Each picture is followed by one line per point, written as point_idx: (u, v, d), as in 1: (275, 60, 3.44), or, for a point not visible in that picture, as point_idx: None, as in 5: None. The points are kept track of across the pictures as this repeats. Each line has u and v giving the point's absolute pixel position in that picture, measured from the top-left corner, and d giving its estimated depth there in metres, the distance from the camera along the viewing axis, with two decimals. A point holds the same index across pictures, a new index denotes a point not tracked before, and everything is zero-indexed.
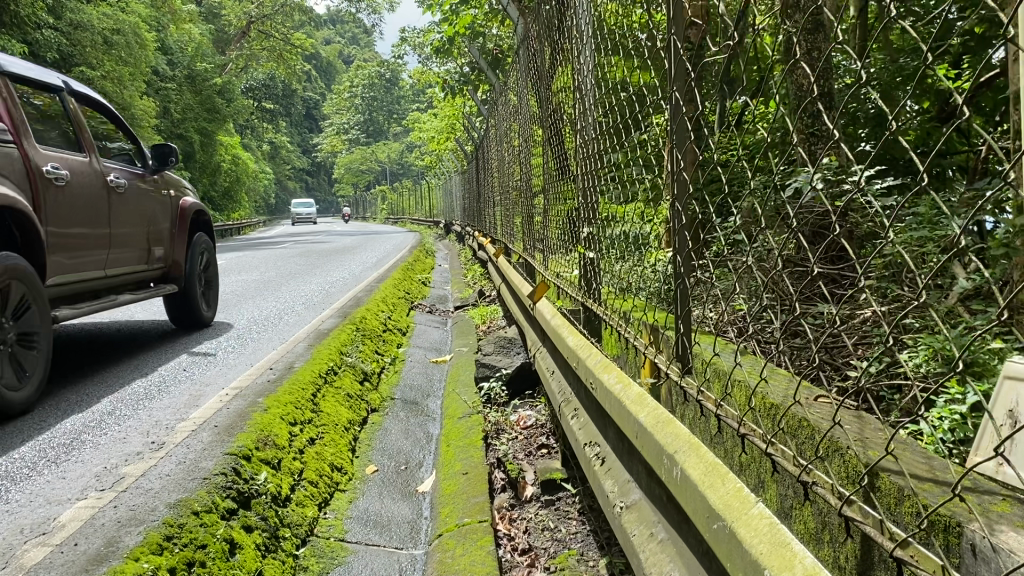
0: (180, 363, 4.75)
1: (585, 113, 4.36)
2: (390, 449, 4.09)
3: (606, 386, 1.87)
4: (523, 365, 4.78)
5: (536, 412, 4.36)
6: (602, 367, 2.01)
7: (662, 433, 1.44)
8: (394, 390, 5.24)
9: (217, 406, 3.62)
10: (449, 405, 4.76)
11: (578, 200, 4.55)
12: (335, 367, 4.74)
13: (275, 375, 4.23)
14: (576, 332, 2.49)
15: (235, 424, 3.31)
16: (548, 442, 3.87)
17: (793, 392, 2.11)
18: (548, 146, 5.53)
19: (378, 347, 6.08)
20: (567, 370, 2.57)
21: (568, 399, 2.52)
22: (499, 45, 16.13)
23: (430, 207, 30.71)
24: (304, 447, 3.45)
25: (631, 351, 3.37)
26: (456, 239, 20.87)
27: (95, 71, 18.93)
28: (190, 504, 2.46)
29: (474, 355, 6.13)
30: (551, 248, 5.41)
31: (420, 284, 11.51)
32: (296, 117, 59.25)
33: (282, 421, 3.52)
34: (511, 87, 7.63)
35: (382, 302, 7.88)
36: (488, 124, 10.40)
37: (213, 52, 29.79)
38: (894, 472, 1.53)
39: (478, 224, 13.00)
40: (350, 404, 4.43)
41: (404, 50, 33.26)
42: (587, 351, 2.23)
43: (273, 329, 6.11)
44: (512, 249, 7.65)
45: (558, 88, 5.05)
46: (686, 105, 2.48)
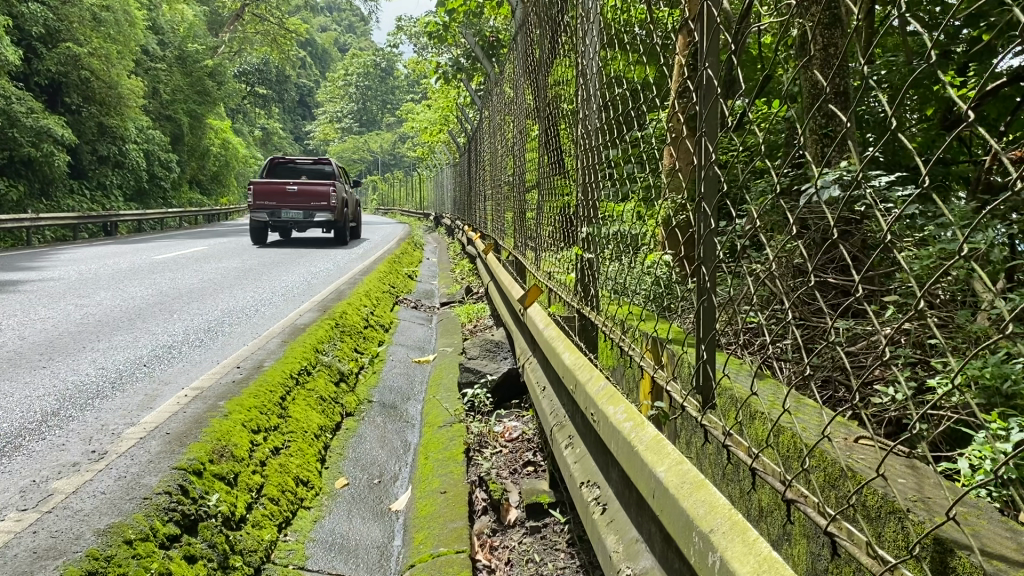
0: (140, 357, 4.42)
1: (583, 105, 4.03)
2: (363, 460, 3.77)
3: (610, 421, 1.56)
4: (510, 372, 4.47)
5: (522, 423, 4.04)
6: (605, 396, 1.70)
7: (690, 499, 1.14)
8: (372, 392, 4.92)
9: (171, 410, 3.31)
10: (429, 411, 4.44)
11: (574, 197, 4.22)
12: (308, 367, 4.41)
13: (240, 374, 3.91)
14: (573, 347, 2.18)
15: (190, 432, 2.99)
16: (535, 459, 3.56)
17: (829, 431, 1.80)
18: (543, 137, 5.21)
19: (357, 345, 5.74)
20: (561, 389, 2.25)
21: (561, 424, 2.21)
22: (495, 35, 15.84)
23: (420, 199, 30.36)
24: (266, 458, 3.14)
25: (629, 365, 3.03)
26: (445, 233, 20.50)
27: (81, 48, 18.52)
28: (123, 531, 2.14)
29: (458, 356, 5.81)
30: (543, 247, 5.08)
31: (407, 277, 11.17)
32: (288, 103, 58.79)
33: (243, 428, 3.19)
34: (506, 77, 7.31)
35: (365, 296, 7.53)
36: (482, 115, 10.07)
37: (205, 34, 29.30)
38: (978, 554, 1.21)
39: (468, 219, 12.66)
40: (323, 408, 4.11)
41: (400, 40, 32.82)
42: (587, 371, 1.92)
43: (247, 322, 5.77)
44: (502, 246, 7.34)
45: (556, 76, 4.73)
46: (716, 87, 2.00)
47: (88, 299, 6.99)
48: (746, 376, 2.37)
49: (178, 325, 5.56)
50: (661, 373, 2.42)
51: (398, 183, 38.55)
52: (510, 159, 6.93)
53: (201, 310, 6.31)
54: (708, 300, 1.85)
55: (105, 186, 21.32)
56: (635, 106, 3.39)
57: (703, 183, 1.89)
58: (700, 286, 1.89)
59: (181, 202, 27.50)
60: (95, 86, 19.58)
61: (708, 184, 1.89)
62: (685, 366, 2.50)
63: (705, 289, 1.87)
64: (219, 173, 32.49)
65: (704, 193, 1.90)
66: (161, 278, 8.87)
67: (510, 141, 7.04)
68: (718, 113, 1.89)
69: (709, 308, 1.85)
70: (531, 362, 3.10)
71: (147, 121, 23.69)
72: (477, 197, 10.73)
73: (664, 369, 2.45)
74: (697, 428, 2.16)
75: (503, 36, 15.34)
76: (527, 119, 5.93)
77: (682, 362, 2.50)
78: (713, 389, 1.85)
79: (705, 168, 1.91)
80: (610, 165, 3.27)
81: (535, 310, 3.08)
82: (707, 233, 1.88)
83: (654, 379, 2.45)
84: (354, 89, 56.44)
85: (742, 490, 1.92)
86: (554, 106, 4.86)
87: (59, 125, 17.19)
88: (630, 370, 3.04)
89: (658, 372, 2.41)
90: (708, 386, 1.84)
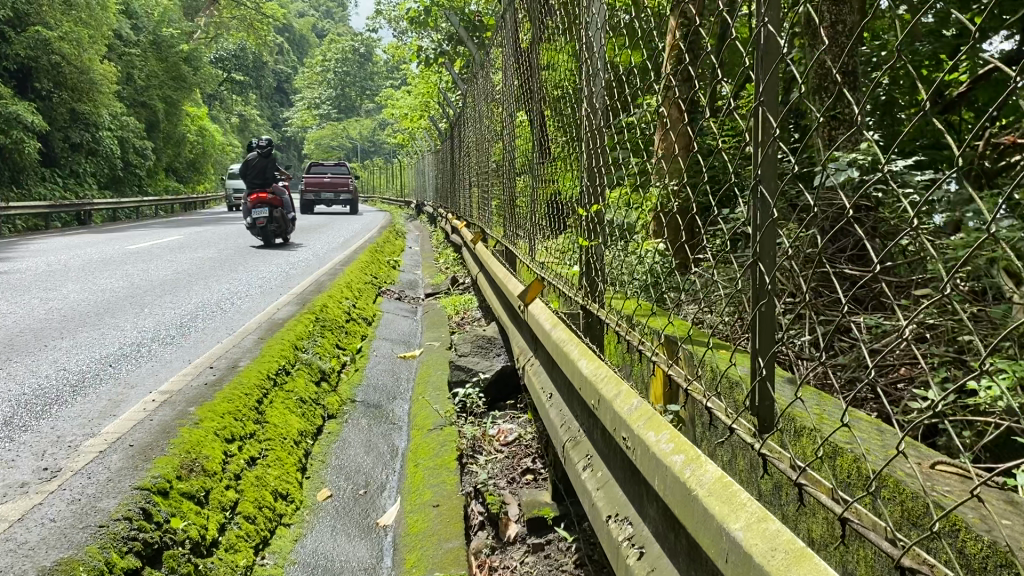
0: (106, 356, 4.12)
1: (578, 87, 3.74)
2: (348, 469, 3.49)
3: (653, 450, 1.29)
4: (503, 371, 4.22)
5: (518, 425, 3.78)
6: (640, 418, 1.43)
7: (790, 575, 0.87)
8: (356, 391, 4.64)
9: (136, 418, 3.01)
10: (418, 412, 4.16)
11: (568, 185, 3.95)
12: (286, 367, 4.13)
13: (213, 376, 3.62)
14: (591, 353, 1.90)
15: (156, 444, 2.71)
16: (535, 467, 3.30)
17: (898, 453, 1.53)
18: (531, 120, 4.94)
19: (339, 341, 5.45)
20: (576, 401, 1.99)
21: (576, 441, 1.95)
22: (477, 18, 15.51)
23: (401, 186, 29.99)
24: (241, 471, 2.85)
25: (639, 366, 2.76)
26: (427, 220, 20.19)
27: (51, 32, 18.05)
28: (71, 568, 1.86)
29: (446, 351, 5.54)
30: (534, 238, 4.82)
31: (389, 267, 10.88)
32: (265, 90, 58.11)
33: (215, 438, 2.91)
34: (492, 60, 7.00)
35: (346, 288, 7.23)
36: (466, 100, 9.77)
37: (180, 19, 28.74)
38: None
39: (452, 207, 12.37)
40: (304, 412, 3.83)
41: (378, 24, 32.33)
42: (612, 385, 1.65)
43: (222, 317, 5.47)
44: (489, 236, 7.07)
45: (543, 55, 4.45)
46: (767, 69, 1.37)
47: (54, 292, 6.66)
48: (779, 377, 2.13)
49: (148, 320, 5.26)
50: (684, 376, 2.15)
51: (379, 171, 38.15)
52: (496, 146, 6.68)
53: (174, 304, 6.01)
54: (765, 307, 1.40)
55: (79, 175, 20.82)
56: (633, 87, 3.15)
57: (760, 160, 1.37)
58: (753, 285, 1.44)
59: (157, 191, 27.00)
60: (66, 72, 19.06)
61: (763, 163, 1.37)
62: (708, 368, 2.25)
63: (759, 290, 1.42)
64: (196, 161, 31.94)
65: (760, 173, 1.38)
66: (132, 268, 8.55)
67: (496, 127, 6.76)
68: (779, 67, 1.32)
69: (768, 319, 1.40)
70: (532, 364, 2.83)
71: (122, 108, 23.18)
72: (461, 184, 10.47)
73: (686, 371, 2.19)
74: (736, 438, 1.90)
75: (485, 19, 15.07)
76: (513, 105, 5.65)
77: (706, 364, 2.24)
78: (769, 412, 1.47)
79: (756, 115, 1.42)
80: (604, 147, 2.99)
81: (538, 307, 2.80)
82: (766, 219, 1.38)
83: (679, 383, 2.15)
84: (333, 76, 55.85)
85: (790, 520, 1.67)
86: (540, 91, 4.60)
87: (29, 112, 16.78)
88: (635, 368, 2.79)
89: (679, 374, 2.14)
90: (764, 405, 1.45)
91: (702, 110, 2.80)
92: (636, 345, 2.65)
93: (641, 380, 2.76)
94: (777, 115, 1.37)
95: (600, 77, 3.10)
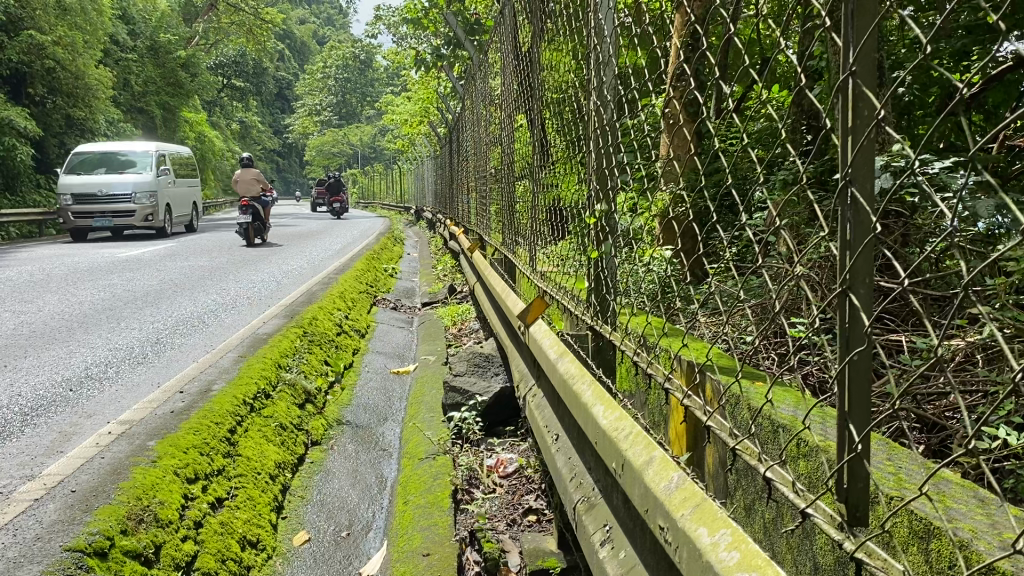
0: (68, 379, 3.78)
1: (580, 83, 3.40)
2: (331, 506, 3.13)
3: (709, 558, 0.99)
4: (502, 393, 3.88)
5: (519, 455, 3.44)
6: (683, 505, 1.13)
7: None
8: (344, 412, 4.30)
9: (88, 454, 2.67)
10: (409, 438, 3.81)
11: (571, 193, 3.62)
12: (267, 389, 3.78)
13: (182, 403, 3.27)
14: (605, 398, 1.58)
15: (102, 489, 2.36)
16: (538, 506, 2.97)
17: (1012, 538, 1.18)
18: (531, 118, 4.57)
19: (328, 357, 5.09)
20: (591, 451, 1.67)
21: (590, 503, 1.63)
22: (478, 19, 15.13)
23: (400, 192, 29.62)
24: (202, 517, 2.49)
25: (657, 395, 2.41)
26: (427, 226, 19.80)
27: (44, 36, 17.66)
28: None
29: (442, 367, 5.20)
30: (535, 247, 4.47)
31: (386, 274, 10.55)
32: (265, 95, 57.88)
33: (176, 479, 2.57)
34: (491, 59, 6.64)
35: (339, 297, 6.88)
36: (465, 102, 9.44)
37: (178, 23, 28.30)
38: None
39: (450, 212, 12.02)
40: (284, 439, 3.48)
41: (378, 28, 31.85)
42: (640, 446, 1.34)
43: (203, 331, 5.12)
44: (487, 244, 6.74)
45: (542, 49, 4.09)
46: (854, 33, 1.03)
47: (31, 303, 6.32)
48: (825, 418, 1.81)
49: (122, 336, 4.91)
50: (712, 415, 1.80)
51: (378, 175, 37.79)
52: (495, 149, 6.32)
53: (153, 317, 5.65)
54: (859, 355, 1.06)
55: None
56: (639, 83, 2.81)
57: (853, 151, 1.04)
58: (840, 326, 1.10)
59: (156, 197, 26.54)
60: (61, 76, 18.73)
61: (859, 155, 1.04)
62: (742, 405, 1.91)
63: (851, 332, 1.08)
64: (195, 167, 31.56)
65: (851, 170, 1.05)
66: (118, 277, 8.21)
67: (494, 129, 6.40)
68: (880, 24, 0.99)
69: (864, 370, 1.06)
70: (535, 392, 2.49)
71: (118, 114, 22.79)
72: (460, 188, 10.11)
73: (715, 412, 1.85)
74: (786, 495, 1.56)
75: (484, 20, 14.67)
76: (512, 106, 5.31)
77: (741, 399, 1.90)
78: (859, 495, 1.12)
79: (840, 91, 1.09)
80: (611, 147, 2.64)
81: (538, 326, 2.46)
82: (861, 235, 1.05)
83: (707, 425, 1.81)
84: (333, 82, 55.55)
85: None
86: (537, 87, 4.23)
87: (22, 117, 16.47)
88: (648, 396, 2.47)
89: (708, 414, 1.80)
90: (853, 486, 1.10)
91: (725, 108, 2.47)
92: (653, 373, 2.30)
93: (658, 413, 2.42)
94: (875, 86, 1.04)
95: (609, 69, 2.75)
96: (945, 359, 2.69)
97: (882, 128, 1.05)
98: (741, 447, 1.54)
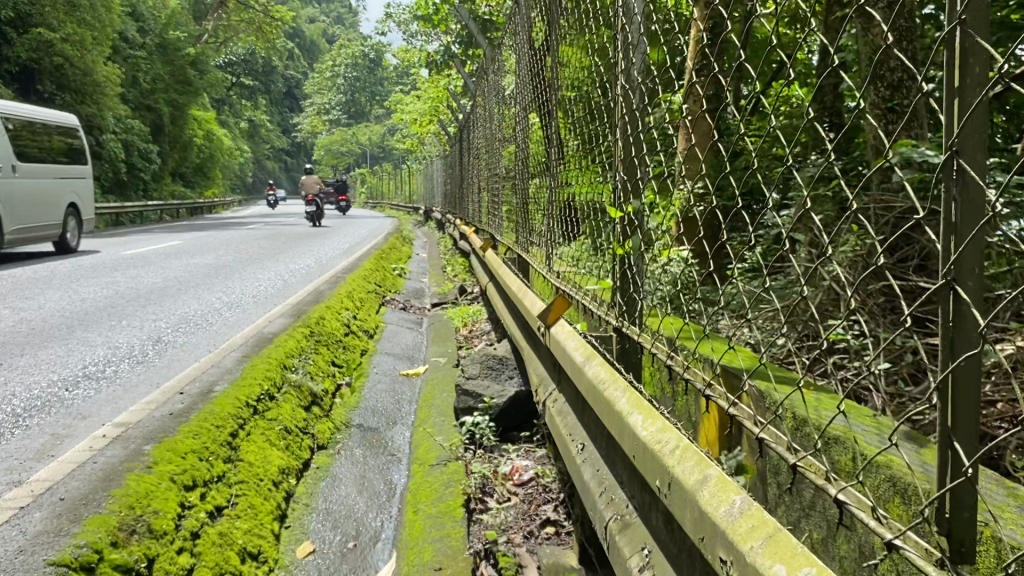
0: (65, 379, 3.63)
1: (600, 76, 3.24)
2: (336, 515, 2.97)
3: None
4: (517, 398, 3.71)
5: (535, 463, 3.28)
6: (748, 536, 0.97)
7: None
8: (352, 415, 4.14)
9: (80, 459, 2.52)
10: (419, 442, 3.65)
11: (590, 189, 3.45)
12: (271, 390, 3.63)
13: (182, 405, 3.12)
14: (644, 406, 1.41)
15: (92, 497, 2.20)
16: (557, 518, 2.81)
17: None
18: (546, 112, 4.40)
19: (335, 358, 4.93)
20: (625, 463, 1.51)
21: (624, 522, 1.47)
22: (488, 17, 14.96)
23: (409, 191, 29.49)
24: (200, 528, 2.33)
25: (687, 401, 2.25)
26: (436, 227, 19.64)
27: (53, 33, 17.56)
28: None
29: (453, 369, 5.04)
30: (549, 246, 4.31)
31: (395, 274, 10.41)
32: (274, 94, 57.91)
33: (173, 485, 2.41)
34: (504, 54, 6.48)
35: (346, 297, 6.72)
36: (476, 99, 9.28)
37: (188, 21, 28.19)
38: None
39: (460, 212, 11.87)
40: (289, 443, 3.33)
41: (389, 27, 31.66)
42: (691, 462, 1.18)
43: (207, 330, 4.98)
44: (499, 243, 6.57)
45: (558, 41, 3.90)
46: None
47: (32, 301, 6.18)
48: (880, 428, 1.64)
49: (123, 335, 4.76)
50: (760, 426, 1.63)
51: (387, 176, 37.68)
52: (507, 146, 6.16)
53: (156, 315, 5.50)
54: (969, 360, 0.90)
55: None
56: (665, 71, 2.64)
57: (963, 117, 0.89)
58: (944, 325, 0.94)
59: (165, 195, 26.43)
60: (70, 74, 18.65)
61: (970, 121, 0.88)
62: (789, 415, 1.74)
63: (958, 333, 0.92)
64: (203, 165, 31.47)
65: (959, 140, 0.89)
66: (123, 275, 8.08)
67: (507, 127, 6.23)
68: None
69: (971, 378, 0.90)
70: (555, 396, 2.32)
71: (127, 111, 22.69)
72: (470, 187, 9.94)
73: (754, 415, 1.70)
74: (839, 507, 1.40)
75: (495, 18, 14.46)
76: (526, 101, 5.15)
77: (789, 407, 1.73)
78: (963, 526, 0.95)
79: (943, 48, 0.93)
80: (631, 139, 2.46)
81: (560, 326, 2.29)
82: (971, 217, 0.89)
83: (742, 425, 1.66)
84: (342, 81, 55.49)
85: None
86: (553, 80, 4.06)
87: None
88: (675, 400, 2.31)
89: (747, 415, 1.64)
90: (958, 516, 0.93)
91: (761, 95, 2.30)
92: (686, 377, 2.12)
93: (688, 420, 2.25)
94: (988, 38, 0.88)
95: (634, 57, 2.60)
96: (997, 365, 2.52)
97: (998, 88, 0.89)
98: (799, 461, 1.38)
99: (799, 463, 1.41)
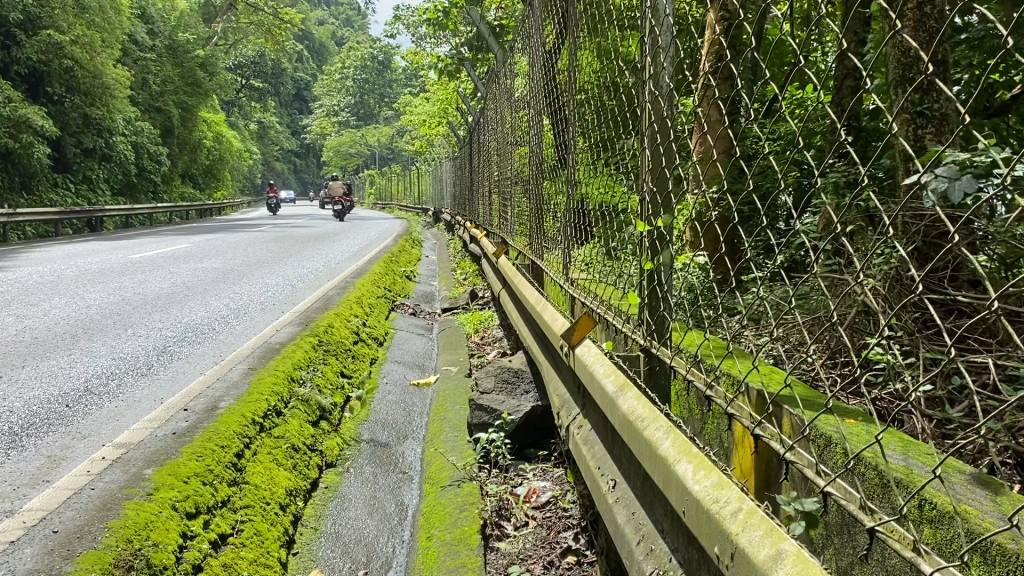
0: (65, 393, 3.50)
1: (623, 79, 3.08)
2: (346, 539, 2.84)
3: None
4: (532, 414, 3.56)
5: (554, 484, 3.14)
6: None
7: None
8: (362, 429, 4.00)
9: (77, 485, 2.39)
10: (432, 461, 3.51)
11: (611, 198, 3.30)
12: (278, 405, 3.49)
13: (185, 423, 3.00)
14: (694, 454, 1.27)
15: (87, 530, 2.07)
16: (578, 545, 2.66)
17: None
18: (561, 115, 4.25)
19: (345, 368, 4.80)
20: (671, 516, 1.35)
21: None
22: (499, 17, 14.77)
23: (419, 193, 29.35)
24: (203, 560, 2.19)
25: (719, 429, 2.09)
26: (446, 228, 19.49)
27: (62, 34, 17.48)
28: None
29: (465, 380, 4.89)
30: (564, 255, 4.16)
31: (405, 278, 10.27)
32: (283, 95, 57.88)
33: (174, 514, 2.27)
34: (517, 55, 6.32)
35: (356, 304, 6.59)
36: (487, 101, 9.13)
37: (197, 22, 28.13)
38: None
39: (470, 215, 11.72)
40: (297, 462, 3.19)
41: (398, 28, 31.51)
42: (758, 531, 1.03)
43: (213, 340, 4.85)
44: (511, 248, 6.42)
45: (575, 41, 3.76)
46: None
47: (36, 307, 6.07)
48: (940, 468, 1.51)
49: (127, 345, 4.63)
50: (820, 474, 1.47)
51: (396, 177, 37.56)
52: (519, 150, 6.00)
53: (161, 323, 5.38)
54: None
55: (91, 180, 20.27)
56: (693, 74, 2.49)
57: None
58: None
59: (175, 197, 26.35)
60: (78, 75, 18.53)
61: None
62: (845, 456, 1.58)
63: None
64: (213, 166, 31.42)
65: None
66: (129, 280, 7.96)
67: (519, 130, 6.08)
68: None
69: None
70: (580, 422, 2.17)
71: (136, 113, 22.63)
72: (480, 190, 9.81)
73: (799, 449, 1.57)
74: (903, 560, 1.26)
75: (507, 21, 14.29)
76: (541, 103, 5.00)
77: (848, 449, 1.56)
78: None
79: None
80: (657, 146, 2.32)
81: (585, 347, 2.14)
82: None
83: (787, 460, 1.54)
84: (351, 83, 55.39)
85: None
86: (569, 82, 3.92)
87: (38, 115, 16.29)
88: (704, 424, 2.17)
89: (791, 449, 1.52)
90: None
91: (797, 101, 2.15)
92: (725, 406, 1.97)
93: (723, 449, 2.09)
94: None
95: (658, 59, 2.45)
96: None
97: None
98: (876, 523, 1.24)
99: (878, 525, 1.24)
